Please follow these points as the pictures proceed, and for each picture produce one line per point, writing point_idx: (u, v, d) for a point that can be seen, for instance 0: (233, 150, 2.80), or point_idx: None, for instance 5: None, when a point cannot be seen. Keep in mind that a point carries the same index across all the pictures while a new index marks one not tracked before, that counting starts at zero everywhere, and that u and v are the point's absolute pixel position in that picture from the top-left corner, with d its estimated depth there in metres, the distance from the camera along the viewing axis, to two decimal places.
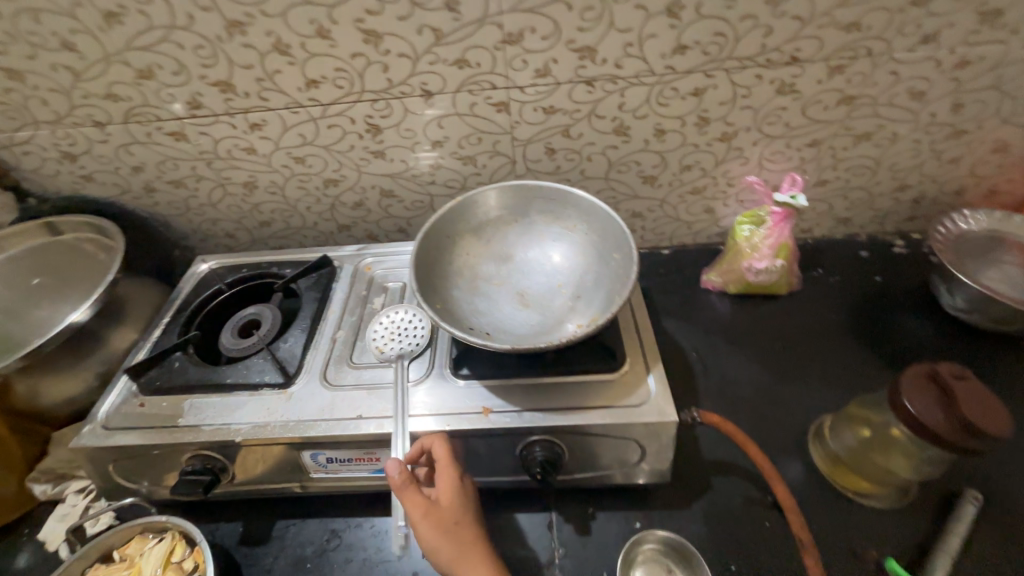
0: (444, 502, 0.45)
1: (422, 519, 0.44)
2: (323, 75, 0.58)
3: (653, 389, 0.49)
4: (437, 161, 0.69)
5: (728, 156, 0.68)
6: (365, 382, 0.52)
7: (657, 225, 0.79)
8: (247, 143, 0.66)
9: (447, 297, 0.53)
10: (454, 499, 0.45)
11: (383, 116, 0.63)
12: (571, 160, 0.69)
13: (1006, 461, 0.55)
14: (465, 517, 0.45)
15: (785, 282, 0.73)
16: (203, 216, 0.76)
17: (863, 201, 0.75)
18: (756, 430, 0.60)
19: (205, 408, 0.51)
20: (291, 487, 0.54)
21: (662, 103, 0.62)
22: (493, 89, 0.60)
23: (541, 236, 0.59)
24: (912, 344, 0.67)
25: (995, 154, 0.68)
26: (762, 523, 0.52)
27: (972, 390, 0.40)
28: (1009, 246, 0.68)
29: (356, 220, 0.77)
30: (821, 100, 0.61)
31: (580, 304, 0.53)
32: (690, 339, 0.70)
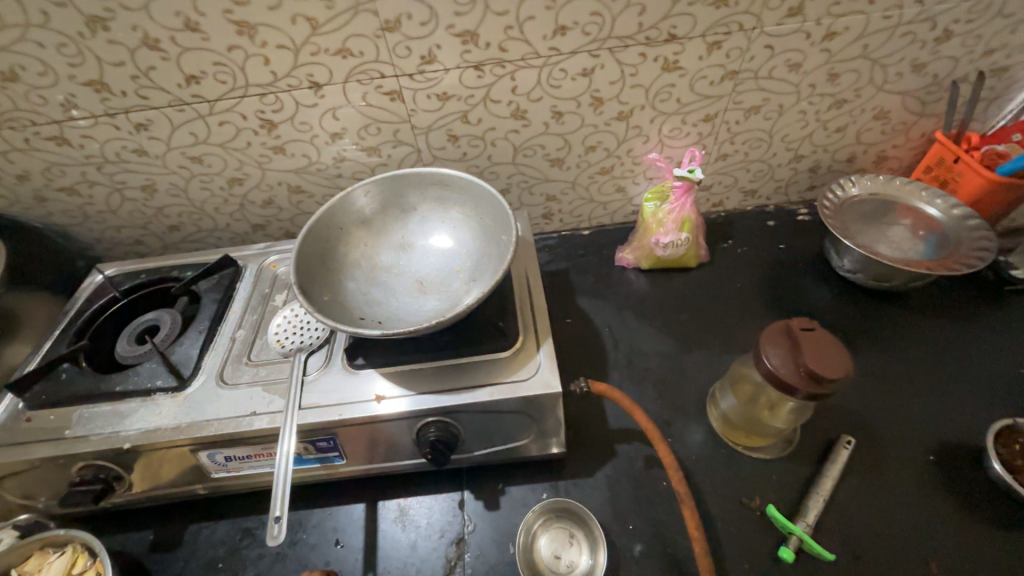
0: None
1: None
2: (202, 70, 0.57)
3: (541, 363, 0.51)
4: (341, 153, 0.68)
5: (629, 135, 0.70)
6: (262, 378, 0.52)
7: (573, 208, 0.81)
8: (137, 145, 0.64)
9: (339, 289, 0.53)
10: None
11: (275, 110, 0.62)
12: (475, 146, 0.69)
13: (879, 406, 0.60)
14: None
15: (693, 254, 0.75)
16: (105, 223, 0.74)
17: (764, 172, 0.78)
18: (659, 397, 0.62)
19: (95, 417, 0.50)
20: (195, 489, 0.54)
21: (553, 85, 0.63)
22: (383, 77, 0.60)
23: (439, 224, 0.60)
24: (808, 306, 0.71)
25: (877, 121, 0.72)
26: (660, 483, 0.55)
27: (816, 341, 0.44)
28: (893, 208, 0.73)
29: (270, 218, 0.76)
30: (706, 75, 0.64)
31: (473, 285, 0.54)
32: (603, 315, 0.72)
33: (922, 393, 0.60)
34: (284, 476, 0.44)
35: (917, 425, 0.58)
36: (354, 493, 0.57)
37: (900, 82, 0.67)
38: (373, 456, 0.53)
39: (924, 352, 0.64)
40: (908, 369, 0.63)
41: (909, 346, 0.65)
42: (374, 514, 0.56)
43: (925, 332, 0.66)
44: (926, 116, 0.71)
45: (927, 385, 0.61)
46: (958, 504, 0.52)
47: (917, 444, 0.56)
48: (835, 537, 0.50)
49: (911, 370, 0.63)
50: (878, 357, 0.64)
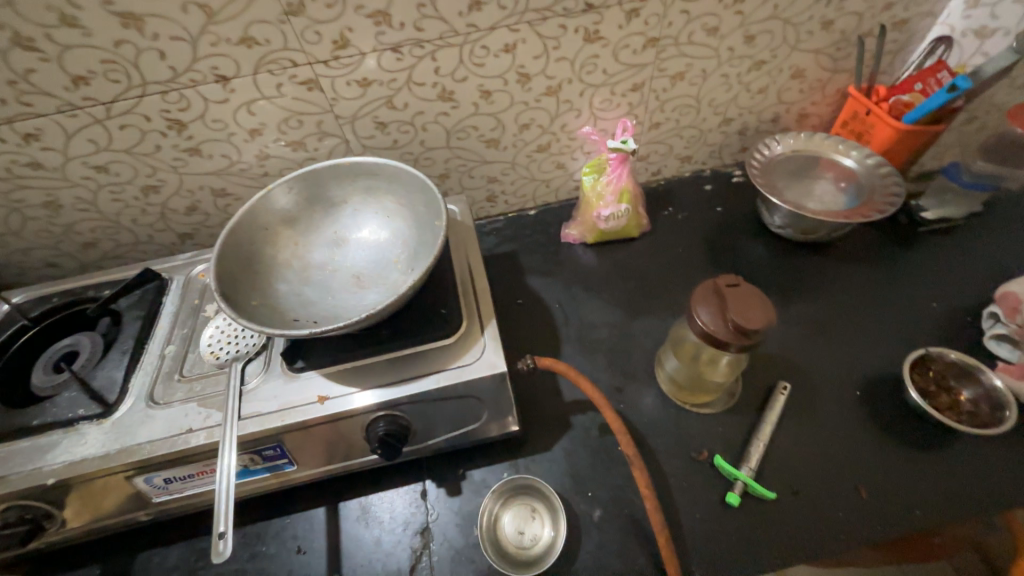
0: None
1: None
2: (90, 70, 0.52)
3: (486, 345, 0.51)
4: (264, 150, 0.65)
5: (561, 110, 0.70)
6: (197, 393, 0.50)
7: (516, 188, 0.80)
8: (29, 158, 0.58)
9: (269, 292, 0.51)
10: None
11: (181, 109, 0.58)
12: (406, 132, 0.67)
13: (812, 350, 0.63)
14: None
15: (635, 224, 0.77)
16: (8, 247, 0.68)
17: (697, 138, 0.80)
18: (611, 366, 0.64)
19: (10, 455, 0.47)
20: (137, 517, 0.51)
21: (477, 63, 0.61)
22: (296, 66, 0.57)
23: (372, 215, 0.58)
24: (746, 263, 0.74)
25: (795, 80, 0.74)
26: (615, 448, 0.57)
27: (741, 295, 0.46)
28: (815, 163, 0.76)
29: (196, 226, 0.72)
30: (628, 44, 0.64)
31: (411, 275, 0.53)
32: (553, 292, 0.73)
33: (849, 333, 0.64)
34: (226, 490, 0.43)
35: (845, 364, 0.62)
36: (313, 498, 0.56)
37: (811, 40, 0.69)
38: (325, 458, 0.51)
39: (850, 296, 0.68)
40: (837, 313, 0.67)
41: (836, 292, 0.69)
42: (335, 516, 0.55)
43: (850, 277, 0.71)
44: (839, 72, 0.75)
45: (854, 326, 0.65)
46: (882, 431, 0.56)
47: (846, 382, 0.60)
48: (777, 477, 0.54)
49: (839, 314, 0.67)
50: (810, 305, 0.68)
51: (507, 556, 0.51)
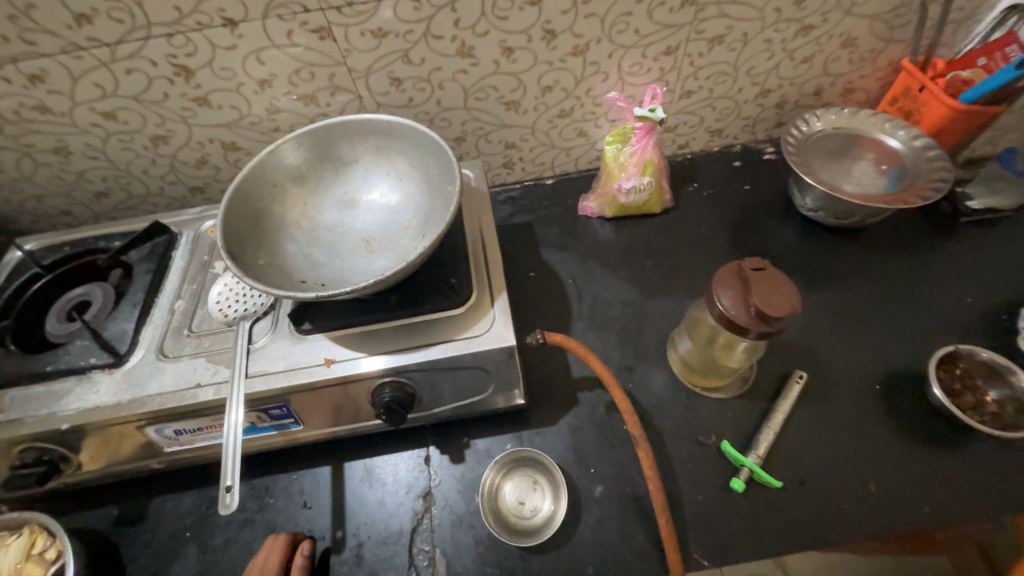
0: None
1: None
2: (93, 8, 0.50)
3: (496, 317, 0.49)
4: (274, 103, 0.62)
5: (587, 73, 0.66)
6: (205, 349, 0.50)
7: (535, 155, 0.77)
8: (36, 101, 0.57)
9: (277, 252, 0.49)
10: None
11: (189, 54, 0.55)
12: (422, 90, 0.64)
13: (832, 340, 0.61)
14: None
15: (657, 199, 0.73)
16: (21, 193, 0.67)
17: (730, 109, 0.75)
18: (622, 344, 0.62)
19: (27, 400, 0.48)
20: (150, 464, 0.52)
21: (501, 17, 0.57)
22: (308, 12, 0.53)
23: (384, 177, 0.56)
24: (771, 247, 0.70)
25: (844, 49, 0.68)
26: (621, 427, 0.56)
27: (766, 279, 0.43)
28: (856, 142, 0.71)
29: (207, 180, 0.71)
30: (665, 1, 0.59)
31: (422, 241, 0.51)
32: (567, 266, 0.71)
33: (873, 325, 0.62)
34: (233, 445, 0.43)
35: (866, 357, 0.59)
36: (319, 457, 0.57)
37: (868, 4, 0.63)
38: (331, 420, 0.52)
39: (879, 286, 0.65)
40: (862, 303, 0.64)
41: (864, 281, 0.66)
42: (340, 475, 0.56)
43: (881, 266, 0.67)
44: (893, 43, 0.68)
45: (879, 317, 0.62)
46: (897, 426, 0.54)
47: (865, 374, 0.58)
48: (783, 465, 0.53)
49: (865, 304, 0.64)
50: (835, 293, 0.65)
51: (506, 530, 0.51)
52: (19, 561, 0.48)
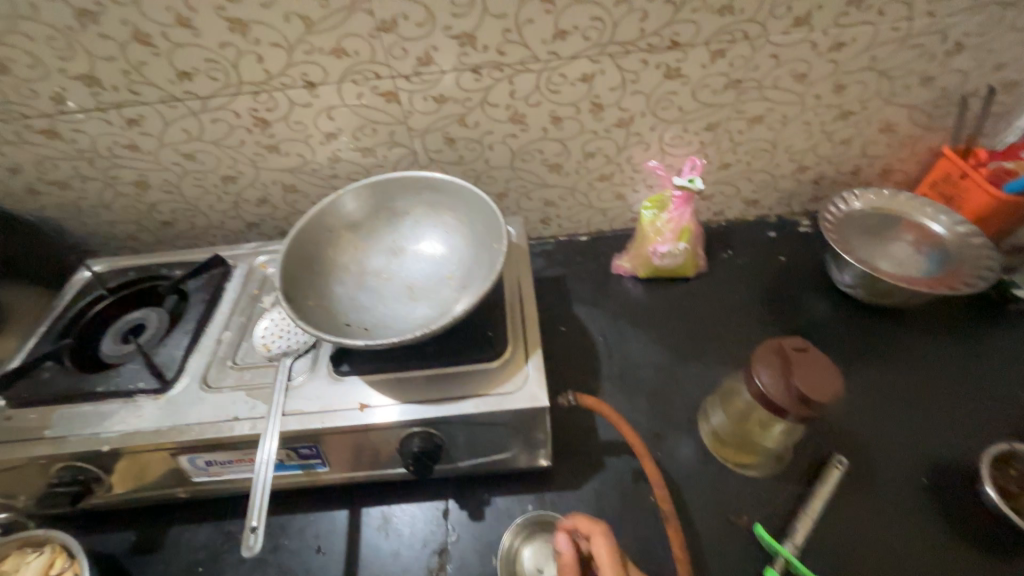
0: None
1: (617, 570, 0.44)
2: (194, 67, 0.56)
3: (530, 375, 0.50)
4: (336, 153, 0.67)
5: (629, 142, 0.69)
6: (246, 382, 0.52)
7: (572, 213, 0.79)
8: (128, 141, 0.63)
9: (326, 294, 0.52)
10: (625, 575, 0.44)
11: (268, 108, 0.61)
12: (472, 150, 0.68)
13: (874, 425, 0.58)
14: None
15: (692, 264, 0.74)
16: (97, 219, 0.73)
17: (767, 183, 0.77)
18: (652, 410, 0.61)
19: (75, 418, 0.50)
20: (176, 492, 0.53)
21: (553, 90, 0.61)
22: (379, 78, 0.59)
23: (431, 228, 0.58)
24: (809, 322, 0.69)
25: (884, 134, 0.70)
26: (648, 498, 0.54)
27: (808, 361, 0.43)
28: (896, 223, 0.71)
29: (263, 218, 0.75)
30: (709, 84, 0.62)
31: (463, 294, 0.53)
32: (598, 324, 0.71)
33: (919, 412, 0.59)
34: (262, 484, 0.44)
35: (912, 447, 0.56)
36: (338, 500, 0.56)
37: (907, 95, 0.65)
38: (356, 464, 0.52)
39: (924, 370, 0.63)
40: (906, 387, 0.61)
41: (907, 364, 0.64)
42: (356, 521, 0.54)
43: (924, 350, 0.65)
44: (933, 131, 0.70)
45: (926, 405, 0.60)
46: (950, 527, 0.51)
47: (912, 466, 0.55)
48: (822, 559, 0.49)
49: (909, 389, 0.61)
50: (876, 375, 0.63)
51: None
52: None
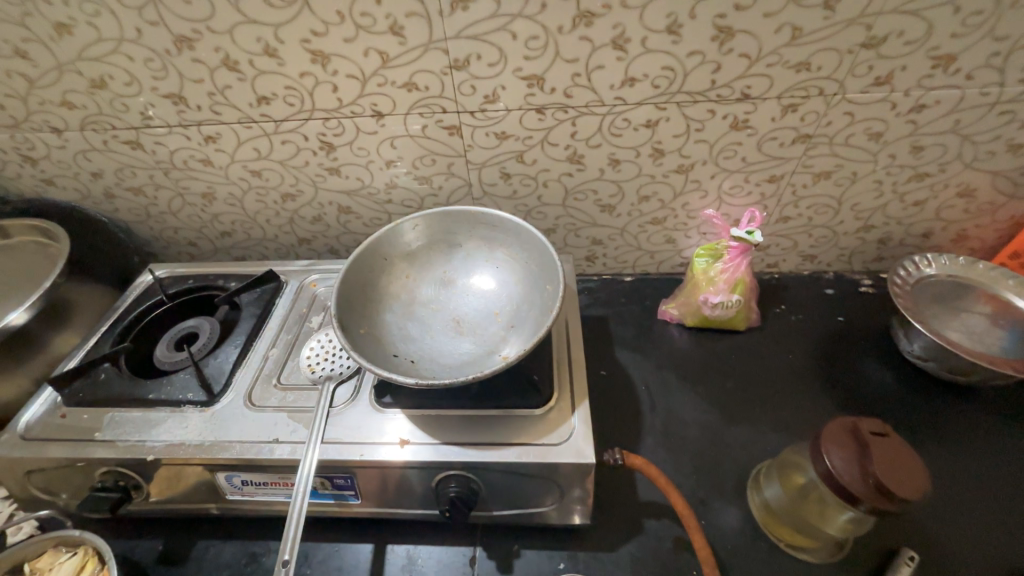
0: None
1: None
2: (273, 92, 0.59)
3: (576, 427, 0.48)
4: (393, 179, 0.68)
5: (686, 188, 0.67)
6: (289, 404, 0.52)
7: (619, 253, 0.78)
8: (203, 155, 0.66)
9: (375, 322, 0.52)
10: None
11: (336, 134, 0.63)
12: (527, 186, 0.68)
13: (947, 516, 0.53)
14: None
15: (743, 317, 0.71)
16: (164, 224, 0.77)
17: (828, 238, 0.74)
18: (696, 472, 0.58)
19: (124, 422, 0.51)
20: (207, 508, 0.53)
21: (615, 133, 0.61)
22: (445, 112, 0.60)
23: (482, 263, 0.58)
24: (871, 391, 0.64)
25: (961, 199, 0.66)
26: (690, 571, 0.50)
27: (889, 448, 0.40)
28: (972, 293, 0.66)
29: (316, 235, 0.77)
30: (776, 137, 0.61)
31: (512, 333, 0.52)
32: (641, 372, 0.68)
33: (997, 509, 0.54)
34: (297, 515, 0.43)
35: (992, 547, 0.51)
36: (364, 532, 0.55)
37: (992, 160, 0.61)
38: (389, 500, 0.50)
39: (1002, 460, 0.57)
40: (983, 479, 0.56)
41: (984, 450, 0.58)
42: (381, 558, 0.53)
43: (1003, 436, 0.59)
44: (1018, 199, 0.66)
45: (1004, 501, 0.54)
46: None
47: (992, 571, 0.49)
48: None
49: (984, 480, 0.56)
50: (947, 461, 0.58)
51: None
52: None
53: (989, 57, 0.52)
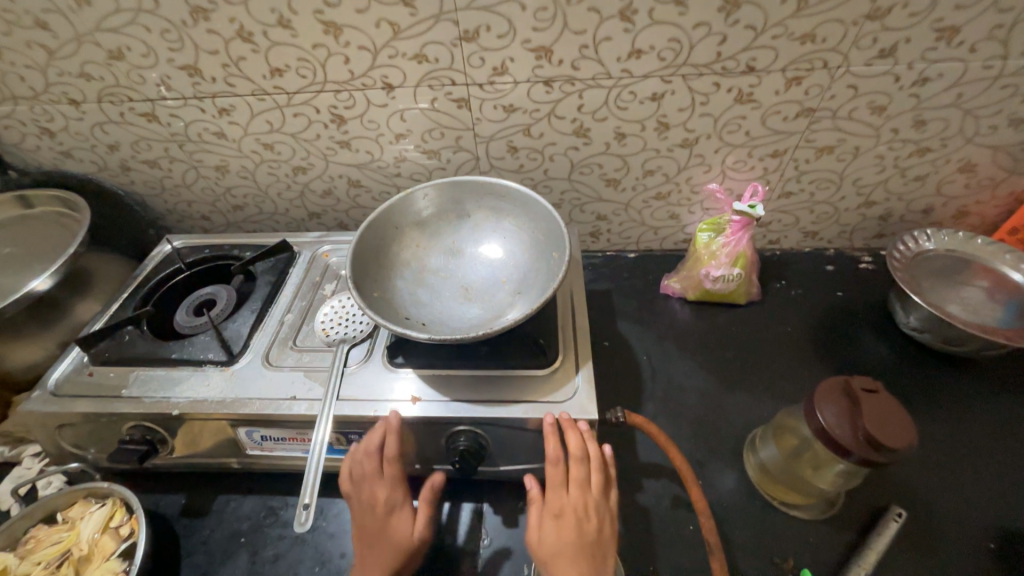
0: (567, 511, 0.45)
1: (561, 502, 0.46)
2: (287, 64, 0.60)
3: (580, 386, 0.50)
4: (402, 153, 0.70)
5: (690, 163, 0.69)
6: (304, 364, 0.54)
7: (623, 229, 0.79)
8: (216, 128, 0.68)
9: (387, 286, 0.54)
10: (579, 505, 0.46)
11: (347, 107, 0.64)
12: (533, 160, 0.69)
13: (937, 479, 0.55)
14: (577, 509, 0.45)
15: (744, 290, 0.73)
16: (178, 197, 0.79)
17: (829, 215, 0.75)
18: (694, 436, 0.60)
19: (149, 380, 0.53)
20: (229, 463, 0.55)
21: (621, 107, 0.62)
22: (454, 85, 0.61)
23: (489, 233, 0.60)
24: (867, 361, 0.66)
25: (962, 174, 0.67)
26: (687, 526, 0.53)
27: (879, 404, 0.42)
28: (970, 268, 0.68)
29: (326, 209, 0.79)
30: (780, 110, 0.61)
31: (519, 299, 0.53)
32: (642, 342, 0.71)
33: (985, 472, 0.56)
34: (316, 465, 0.45)
35: (979, 508, 0.53)
36: None
37: (994, 135, 0.62)
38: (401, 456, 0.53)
39: (992, 427, 0.59)
40: (975, 444, 0.58)
41: (975, 418, 0.60)
42: None
43: (994, 405, 0.61)
44: (1018, 174, 0.66)
45: (992, 464, 0.56)
46: None
47: (977, 528, 0.52)
48: None
49: (974, 445, 0.58)
50: (940, 427, 0.59)
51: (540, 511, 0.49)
52: (98, 531, 0.51)
53: (992, 29, 0.52)
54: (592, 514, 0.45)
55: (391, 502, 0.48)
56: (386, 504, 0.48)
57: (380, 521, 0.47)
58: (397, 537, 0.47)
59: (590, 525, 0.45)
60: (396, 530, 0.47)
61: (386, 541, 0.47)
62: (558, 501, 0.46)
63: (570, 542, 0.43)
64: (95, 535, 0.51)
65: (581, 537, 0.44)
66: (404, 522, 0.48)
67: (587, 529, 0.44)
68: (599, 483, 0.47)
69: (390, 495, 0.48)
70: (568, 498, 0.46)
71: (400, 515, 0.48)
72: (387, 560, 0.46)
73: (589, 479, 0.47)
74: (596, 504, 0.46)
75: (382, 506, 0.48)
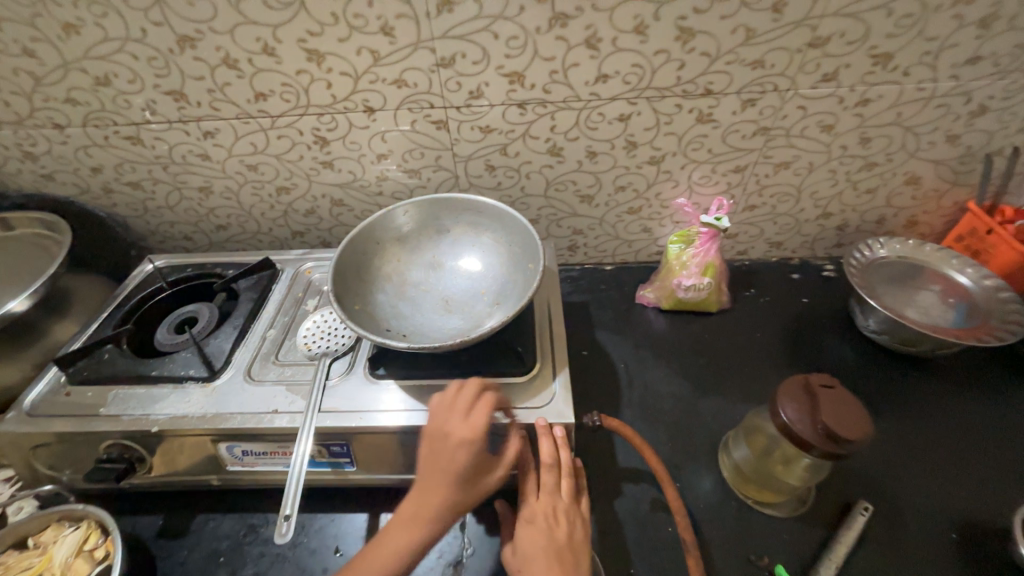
0: (537, 520, 0.45)
1: (532, 511, 0.46)
2: (270, 89, 0.62)
3: (557, 392, 0.52)
4: (384, 172, 0.72)
5: (659, 179, 0.72)
6: (287, 377, 0.55)
7: (599, 243, 0.82)
8: (201, 151, 0.70)
9: (369, 299, 0.55)
10: (550, 512, 0.46)
11: (330, 129, 0.66)
12: (510, 177, 0.72)
13: (901, 474, 0.58)
14: (546, 514, 0.45)
15: (715, 299, 0.76)
16: (160, 218, 0.80)
17: (791, 226, 0.79)
18: (671, 440, 0.62)
19: (128, 398, 0.53)
20: (209, 480, 0.55)
21: (591, 127, 0.66)
22: (432, 107, 0.64)
23: (468, 247, 0.62)
24: (832, 364, 0.69)
25: (908, 186, 0.72)
26: (665, 527, 0.54)
27: (836, 399, 0.45)
28: (921, 273, 0.72)
29: (309, 227, 0.80)
30: (739, 129, 0.66)
31: (497, 308, 0.56)
32: (620, 351, 0.73)
33: (945, 465, 0.58)
34: (298, 476, 0.46)
35: (940, 499, 0.56)
36: (359, 502, 0.57)
37: (933, 150, 0.68)
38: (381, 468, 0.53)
39: (950, 423, 0.63)
40: (934, 439, 0.61)
41: (934, 414, 0.63)
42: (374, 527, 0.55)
43: (951, 402, 0.65)
44: (959, 185, 0.72)
45: (951, 458, 0.59)
46: None
47: (939, 519, 0.54)
48: None
49: (933, 439, 0.61)
50: (901, 423, 0.62)
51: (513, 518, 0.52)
52: (71, 555, 0.50)
53: (921, 55, 0.58)
54: (563, 520, 0.45)
55: (463, 434, 0.44)
56: (459, 436, 0.44)
57: (449, 450, 0.44)
58: (463, 471, 0.43)
59: (561, 530, 0.44)
60: (459, 461, 0.43)
61: (447, 469, 0.43)
62: (529, 509, 0.46)
63: (541, 549, 0.43)
64: (67, 559, 0.50)
65: (552, 542, 0.43)
66: (474, 458, 0.44)
67: (558, 535, 0.44)
68: (569, 489, 0.47)
69: (465, 425, 0.44)
70: (537, 504, 0.46)
71: (469, 448, 0.44)
72: (442, 490, 0.43)
73: (557, 486, 0.47)
74: (565, 510, 0.46)
75: (452, 436, 0.44)
